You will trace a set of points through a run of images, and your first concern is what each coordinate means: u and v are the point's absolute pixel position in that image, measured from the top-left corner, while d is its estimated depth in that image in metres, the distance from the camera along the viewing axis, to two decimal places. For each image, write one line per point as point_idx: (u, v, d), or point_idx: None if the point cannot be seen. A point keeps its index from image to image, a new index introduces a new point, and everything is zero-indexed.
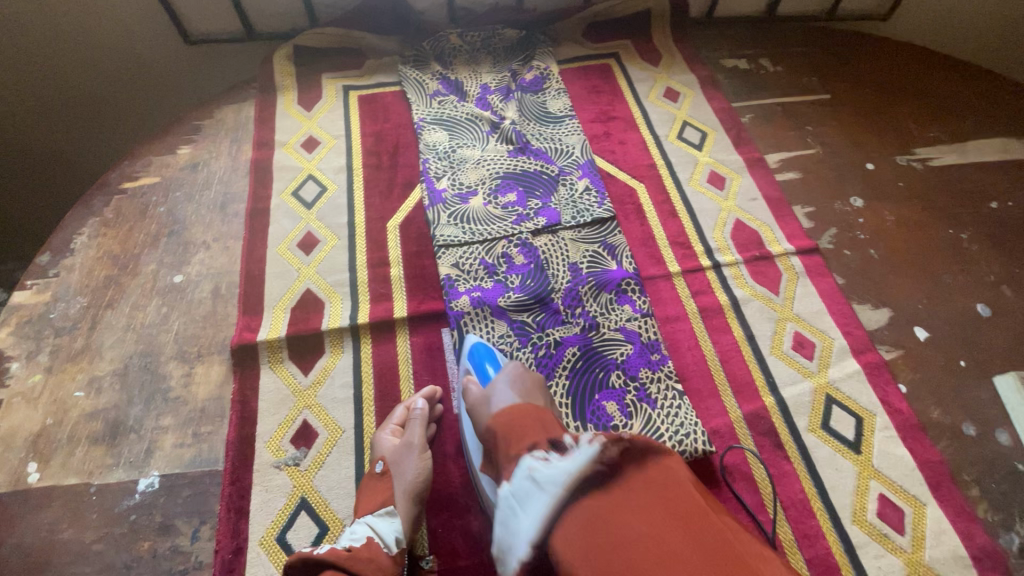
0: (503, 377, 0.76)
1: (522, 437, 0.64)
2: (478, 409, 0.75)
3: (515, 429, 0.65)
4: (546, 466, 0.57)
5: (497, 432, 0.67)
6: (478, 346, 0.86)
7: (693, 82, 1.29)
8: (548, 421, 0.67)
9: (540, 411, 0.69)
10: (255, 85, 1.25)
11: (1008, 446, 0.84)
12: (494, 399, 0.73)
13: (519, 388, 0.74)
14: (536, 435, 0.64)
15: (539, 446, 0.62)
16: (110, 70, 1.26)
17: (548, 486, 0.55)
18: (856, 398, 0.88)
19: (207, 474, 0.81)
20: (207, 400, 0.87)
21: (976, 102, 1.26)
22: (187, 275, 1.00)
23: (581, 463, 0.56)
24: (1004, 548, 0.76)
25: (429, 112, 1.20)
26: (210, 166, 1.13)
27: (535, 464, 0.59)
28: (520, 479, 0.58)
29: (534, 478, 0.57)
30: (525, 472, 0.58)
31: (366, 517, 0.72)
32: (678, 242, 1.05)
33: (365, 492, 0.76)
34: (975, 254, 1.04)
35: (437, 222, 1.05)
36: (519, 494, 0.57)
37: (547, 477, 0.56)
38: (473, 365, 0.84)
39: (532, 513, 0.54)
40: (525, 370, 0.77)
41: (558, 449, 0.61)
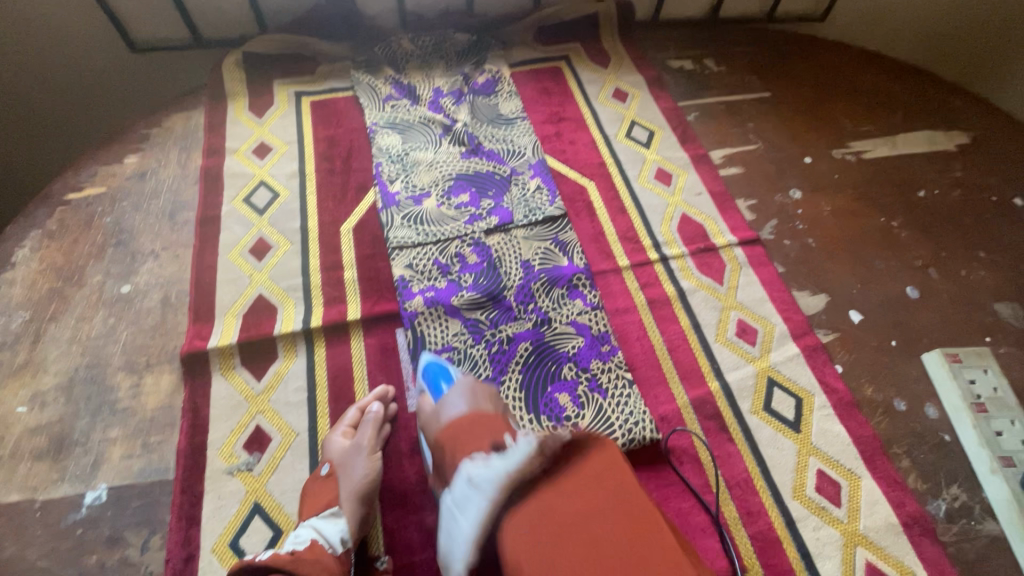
0: (453, 391, 0.77)
1: (462, 448, 0.68)
2: (431, 423, 0.77)
3: (461, 441, 0.69)
4: (483, 468, 0.63)
5: (444, 443, 0.71)
6: (431, 362, 0.86)
7: (641, 82, 1.33)
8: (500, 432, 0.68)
9: (490, 420, 0.71)
10: (204, 92, 1.24)
11: (936, 418, 0.89)
12: (444, 412, 0.75)
13: (468, 397, 0.74)
14: (480, 445, 0.67)
15: (481, 452, 0.65)
16: (50, 78, 1.23)
17: (484, 489, 0.61)
18: (795, 380, 0.92)
19: (158, 483, 0.81)
20: (157, 409, 0.86)
21: (905, 98, 1.33)
22: (135, 284, 0.98)
23: (516, 462, 0.61)
24: (931, 514, 0.81)
25: (382, 116, 1.21)
26: (159, 175, 1.12)
27: (473, 469, 0.63)
28: (460, 483, 0.63)
29: (472, 483, 0.62)
30: (465, 476, 0.63)
31: (311, 520, 0.73)
32: (627, 237, 1.08)
33: (312, 495, 0.77)
34: (904, 241, 1.10)
35: (390, 225, 1.06)
36: (461, 496, 0.63)
37: (483, 478, 0.62)
38: (427, 383, 0.84)
39: (472, 515, 0.61)
40: (475, 381, 0.77)
41: (497, 450, 0.64)
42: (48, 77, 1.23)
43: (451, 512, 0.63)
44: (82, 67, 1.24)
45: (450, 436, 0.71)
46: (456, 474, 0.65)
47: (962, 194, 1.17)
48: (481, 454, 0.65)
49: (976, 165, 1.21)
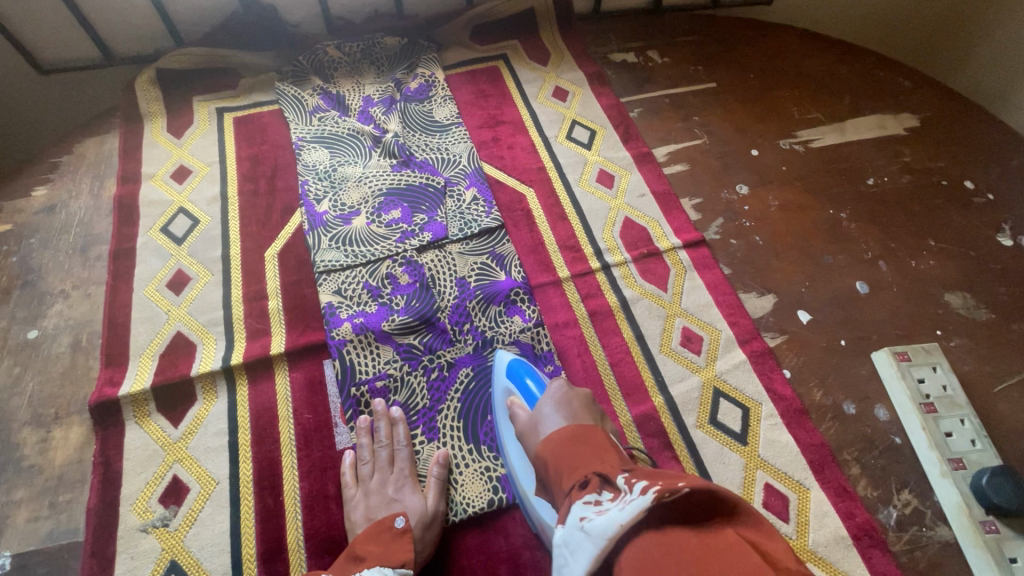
0: (548, 400, 0.71)
1: (574, 470, 0.58)
2: (528, 437, 0.71)
3: (567, 460, 0.60)
4: (598, 515, 0.49)
5: (548, 464, 0.62)
6: (515, 362, 0.84)
7: (582, 79, 1.27)
8: (608, 454, 0.60)
9: (593, 436, 0.62)
10: (118, 114, 1.17)
11: (886, 420, 0.87)
12: (543, 425, 0.68)
13: (567, 411, 0.68)
14: (589, 466, 0.57)
15: (591, 482, 0.55)
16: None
17: (595, 538, 0.47)
18: (741, 389, 0.89)
19: (66, 547, 0.75)
20: (66, 465, 0.81)
21: (852, 81, 1.29)
22: (42, 329, 0.92)
23: (631, 513, 0.47)
24: (882, 523, 0.79)
25: (309, 130, 1.15)
26: (69, 207, 1.05)
27: (588, 512, 0.51)
28: (572, 529, 0.51)
29: (584, 529, 0.49)
30: (577, 521, 0.51)
31: (387, 570, 0.67)
32: (568, 246, 1.03)
33: (383, 547, 0.70)
34: (854, 233, 1.06)
35: (317, 247, 1.00)
36: (570, 543, 0.50)
37: (596, 527, 0.48)
38: (513, 383, 0.81)
39: (581, 566, 0.48)
40: (570, 388, 0.72)
41: (611, 488, 0.53)
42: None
43: (559, 555, 0.52)
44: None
45: (551, 452, 0.63)
46: (566, 513, 0.54)
47: (912, 180, 1.14)
48: (591, 489, 0.53)
49: (924, 148, 1.18)
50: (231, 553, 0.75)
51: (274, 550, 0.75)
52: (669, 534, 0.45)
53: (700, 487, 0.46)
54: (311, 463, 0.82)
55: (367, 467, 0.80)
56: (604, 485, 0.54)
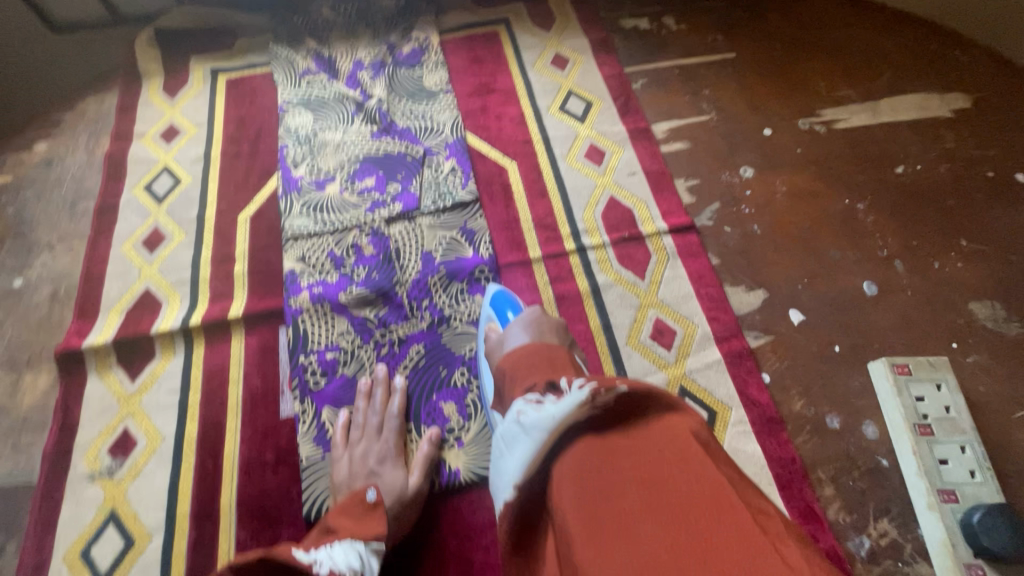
0: (518, 322, 0.70)
1: (526, 375, 0.59)
2: (495, 352, 0.72)
3: (523, 367, 0.60)
4: (535, 411, 0.51)
5: (504, 368, 0.63)
6: (498, 292, 0.84)
7: (585, 46, 1.18)
8: (563, 360, 0.61)
9: (554, 350, 0.63)
10: (120, 73, 1.19)
11: (874, 440, 0.77)
12: (507, 341, 0.68)
13: (535, 327, 0.67)
14: (541, 373, 0.59)
15: (537, 389, 0.56)
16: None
17: (535, 433, 0.49)
18: (711, 391, 0.81)
19: (21, 486, 0.79)
20: (31, 409, 0.85)
21: (896, 54, 1.13)
22: (27, 278, 0.96)
23: (568, 408, 0.48)
24: (849, 553, 0.70)
25: (296, 93, 1.13)
26: (65, 162, 1.09)
27: (527, 408, 0.53)
28: (509, 422, 0.52)
29: (520, 422, 0.51)
30: (515, 415, 0.53)
31: (359, 544, 0.61)
32: (544, 224, 0.97)
33: (355, 519, 0.65)
34: (870, 227, 0.94)
35: (288, 213, 0.99)
36: (507, 437, 0.52)
37: (533, 422, 0.50)
38: (494, 313, 0.82)
39: (518, 453, 0.50)
40: (544, 314, 0.70)
41: (555, 392, 0.54)
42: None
43: (496, 448, 0.54)
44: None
45: (510, 363, 0.63)
46: (508, 410, 0.55)
47: (951, 171, 0.99)
48: (537, 391, 0.55)
49: (972, 136, 1.02)
50: (166, 509, 0.76)
51: (206, 511, 0.76)
52: (605, 439, 0.46)
53: (638, 388, 0.48)
54: (253, 428, 0.82)
55: (357, 433, 0.78)
56: (549, 389, 0.55)
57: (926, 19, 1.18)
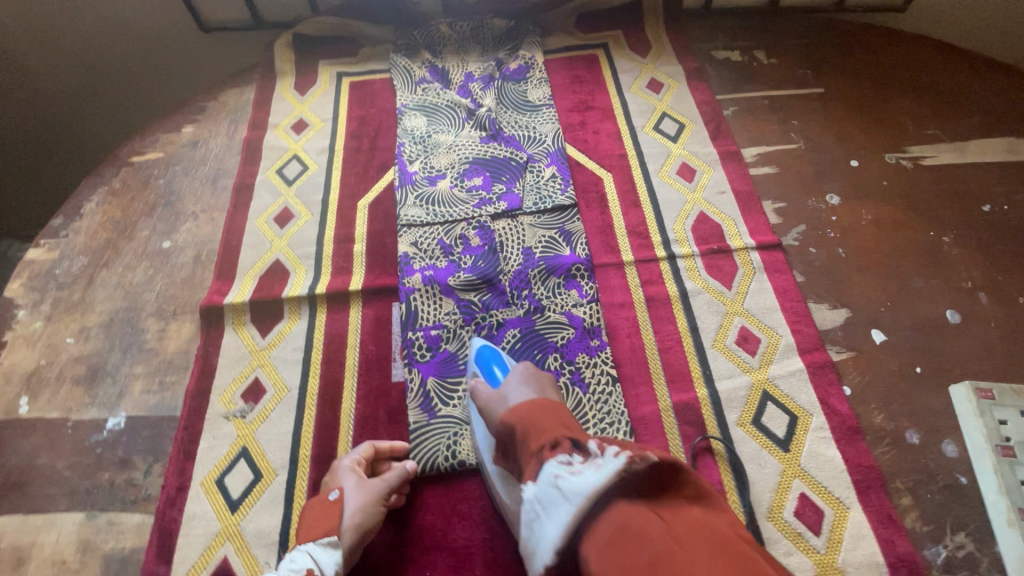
0: (515, 376, 0.76)
1: (543, 433, 0.64)
2: (490, 408, 0.75)
3: (537, 426, 0.65)
4: (572, 475, 0.56)
5: (512, 425, 0.68)
6: (484, 347, 0.87)
7: (679, 73, 1.27)
8: (563, 413, 0.68)
9: (550, 404, 0.69)
10: (257, 70, 1.34)
11: (953, 458, 0.80)
12: (509, 397, 0.73)
13: (534, 385, 0.74)
14: (556, 429, 0.64)
15: (562, 446, 0.61)
16: (119, 57, 1.35)
17: (574, 497, 0.53)
18: (793, 396, 0.86)
19: (166, 418, 0.90)
20: (176, 352, 0.96)
21: (985, 98, 1.18)
22: (174, 241, 1.09)
23: (607, 474, 0.54)
24: (927, 560, 0.73)
25: (413, 98, 1.25)
26: (208, 144, 1.23)
27: (562, 471, 0.57)
28: (545, 485, 0.57)
29: (559, 486, 0.55)
30: (550, 478, 0.57)
31: (309, 545, 0.71)
32: (636, 232, 1.04)
33: (315, 517, 0.74)
34: (954, 259, 0.98)
35: (404, 203, 1.10)
36: (544, 500, 0.56)
37: (572, 486, 0.54)
38: (480, 368, 0.84)
39: (556, 519, 0.54)
40: (537, 370, 0.78)
41: (581, 451, 0.60)
42: (107, 50, 1.33)
43: (532, 512, 0.57)
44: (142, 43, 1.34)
45: (517, 416, 0.68)
46: (538, 475, 0.59)
47: None
48: (564, 450, 0.60)
49: None
50: (290, 450, 0.86)
51: (325, 456, 0.85)
52: (641, 508, 0.52)
53: (667, 460, 0.55)
54: (368, 388, 0.91)
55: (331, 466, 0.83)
56: (574, 448, 0.61)
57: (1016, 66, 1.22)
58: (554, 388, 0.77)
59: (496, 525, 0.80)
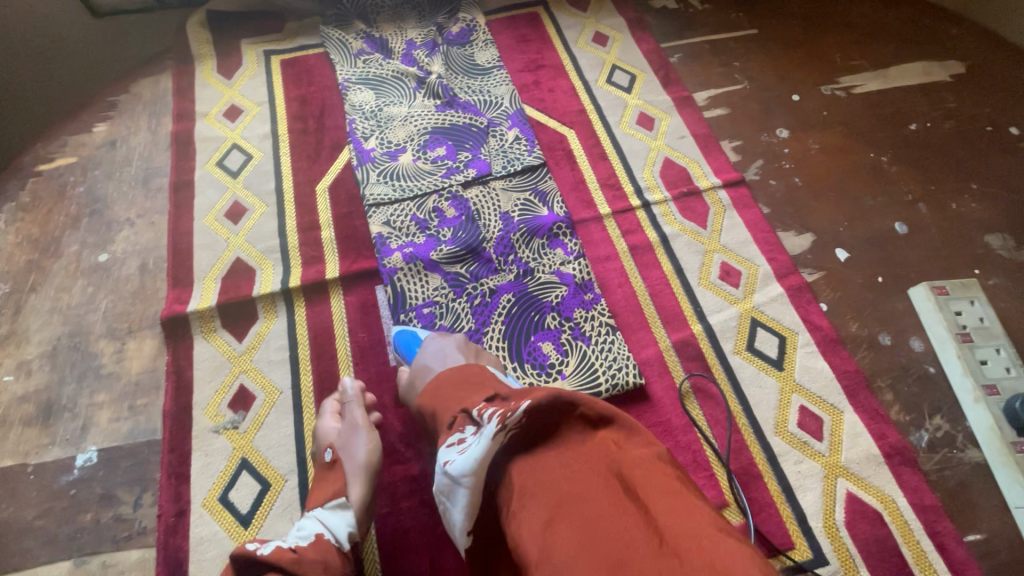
0: (426, 349, 0.79)
1: (446, 410, 0.68)
2: (410, 387, 0.79)
3: (443, 403, 0.69)
4: (457, 458, 0.59)
5: (426, 405, 0.72)
6: (402, 332, 0.87)
7: (622, 25, 1.28)
8: (470, 380, 0.71)
9: (461, 373, 0.72)
10: (171, 56, 1.21)
11: (921, 351, 0.89)
12: (420, 373, 0.77)
13: (442, 356, 0.77)
14: (459, 403, 0.68)
15: (457, 425, 0.65)
16: None
17: (461, 479, 0.57)
18: (779, 319, 0.92)
19: (146, 444, 0.82)
20: (141, 373, 0.87)
21: (898, 28, 1.27)
22: (112, 253, 0.98)
23: (482, 448, 0.56)
24: (914, 445, 0.82)
25: (354, 72, 1.18)
26: (129, 142, 1.10)
27: (450, 455, 0.61)
28: (440, 473, 0.60)
29: (450, 473, 0.59)
30: (443, 465, 0.60)
31: (317, 511, 0.68)
32: (608, 184, 1.05)
33: (317, 487, 0.72)
34: (894, 176, 1.07)
35: (366, 182, 1.04)
36: (444, 486, 0.60)
37: (457, 470, 0.57)
38: (401, 350, 0.86)
39: (460, 504, 0.59)
40: (444, 338, 0.80)
41: (472, 425, 0.63)
42: None
43: (442, 497, 0.62)
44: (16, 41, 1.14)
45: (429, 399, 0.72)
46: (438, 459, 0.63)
47: (956, 125, 1.13)
48: (456, 429, 0.64)
49: (970, 94, 1.17)
50: (296, 453, 0.81)
51: None
52: (534, 456, 0.56)
53: (542, 402, 0.55)
54: (367, 376, 0.87)
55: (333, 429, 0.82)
56: (468, 420, 0.64)
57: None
58: (469, 352, 0.78)
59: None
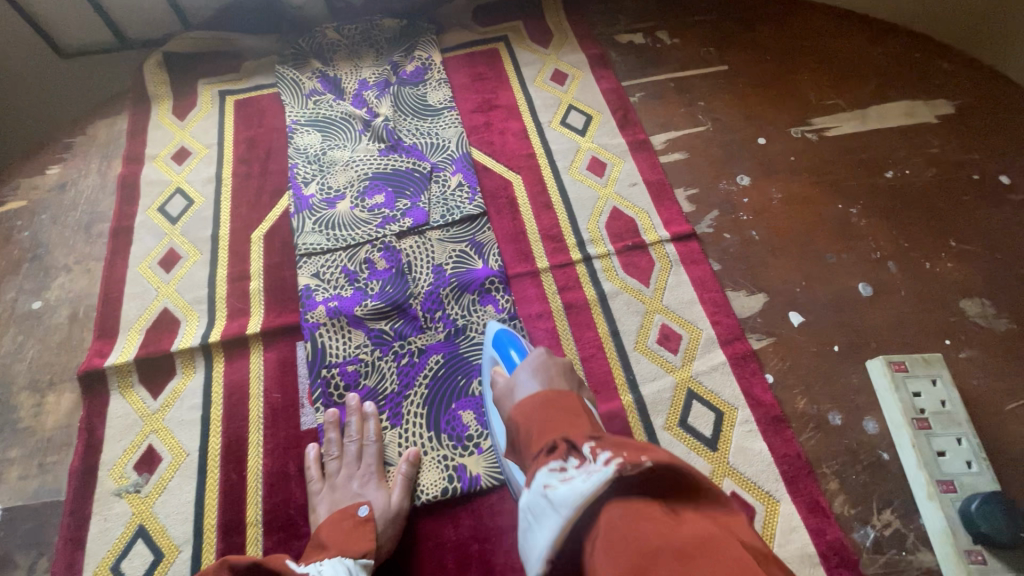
0: (526, 366, 0.68)
1: (544, 434, 0.55)
2: (504, 402, 0.67)
3: (540, 427, 0.57)
4: (562, 484, 0.48)
5: (519, 425, 0.59)
6: (501, 331, 0.84)
7: (583, 61, 1.22)
8: (579, 414, 0.58)
9: (568, 401, 0.59)
10: (129, 97, 1.22)
11: (875, 434, 0.80)
12: (517, 391, 0.65)
13: (543, 377, 0.65)
14: (561, 431, 0.55)
15: (557, 452, 0.52)
16: None
17: (562, 509, 0.47)
18: (717, 392, 0.84)
19: (48, 505, 0.81)
20: (56, 428, 0.86)
21: (882, 63, 1.18)
22: (46, 300, 0.98)
23: (595, 483, 0.46)
24: (856, 544, 0.73)
25: (304, 113, 1.16)
26: (78, 185, 1.11)
27: (552, 480, 0.50)
28: (536, 496, 0.50)
29: (547, 498, 0.48)
30: (541, 489, 0.50)
31: (348, 561, 0.68)
32: (550, 236, 1.00)
33: (343, 534, 0.71)
34: (863, 230, 0.98)
35: (301, 230, 1.01)
36: (535, 511, 0.50)
37: (560, 497, 0.47)
38: (497, 353, 0.82)
39: (546, 534, 0.48)
40: (550, 357, 0.68)
41: (577, 456, 0.51)
42: None
43: (525, 521, 0.51)
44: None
45: (523, 416, 0.60)
46: (531, 481, 0.52)
47: (938, 172, 1.03)
48: (558, 456, 0.52)
49: (957, 138, 1.07)
50: (194, 522, 0.79)
51: (233, 524, 0.78)
52: (631, 501, 0.45)
53: (664, 462, 0.46)
54: (276, 441, 0.84)
55: (334, 463, 0.80)
56: (572, 450, 0.52)
57: (910, 26, 1.23)
58: (574, 378, 0.66)
59: (496, 562, 0.76)
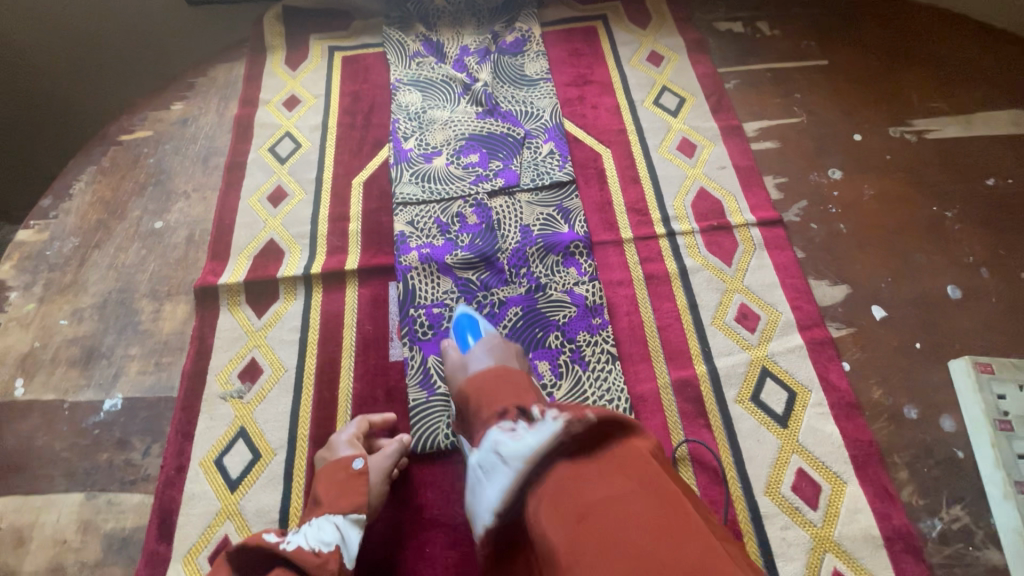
0: (481, 345, 0.77)
1: (494, 403, 0.64)
2: (456, 374, 0.77)
3: (488, 397, 0.66)
4: (512, 439, 0.55)
5: (470, 395, 0.68)
6: (462, 315, 0.86)
7: (680, 45, 1.24)
8: (521, 384, 0.67)
9: (515, 375, 0.69)
10: (246, 46, 1.30)
11: (951, 432, 0.80)
12: (471, 364, 0.74)
13: (496, 355, 0.74)
14: (507, 400, 0.64)
15: (508, 417, 0.60)
16: (108, 38, 1.29)
17: (512, 462, 0.53)
18: (792, 373, 0.86)
19: (163, 399, 0.90)
20: (171, 334, 0.95)
21: (993, 71, 1.15)
22: (166, 221, 1.08)
23: (545, 437, 0.53)
24: (922, 533, 0.74)
25: (407, 73, 1.22)
26: (198, 121, 1.20)
27: (503, 435, 0.57)
28: (487, 452, 0.56)
29: (500, 453, 0.55)
30: (493, 444, 0.57)
31: (337, 518, 0.70)
32: (635, 209, 1.03)
33: (337, 486, 0.74)
34: (957, 234, 0.97)
35: (399, 180, 1.08)
36: (486, 466, 0.56)
37: (512, 451, 0.54)
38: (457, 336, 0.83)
39: (498, 484, 0.54)
40: (503, 340, 0.78)
41: (526, 418, 0.58)
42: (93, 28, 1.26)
43: (475, 475, 0.58)
44: (97, 3, 1.24)
45: (474, 388, 0.69)
46: (483, 439, 0.59)
47: None
48: (509, 417, 0.60)
49: None
50: (288, 430, 0.86)
51: (323, 437, 0.85)
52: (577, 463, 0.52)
53: (607, 417, 0.54)
54: (366, 367, 0.91)
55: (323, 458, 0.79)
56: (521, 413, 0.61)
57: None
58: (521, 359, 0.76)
59: None
